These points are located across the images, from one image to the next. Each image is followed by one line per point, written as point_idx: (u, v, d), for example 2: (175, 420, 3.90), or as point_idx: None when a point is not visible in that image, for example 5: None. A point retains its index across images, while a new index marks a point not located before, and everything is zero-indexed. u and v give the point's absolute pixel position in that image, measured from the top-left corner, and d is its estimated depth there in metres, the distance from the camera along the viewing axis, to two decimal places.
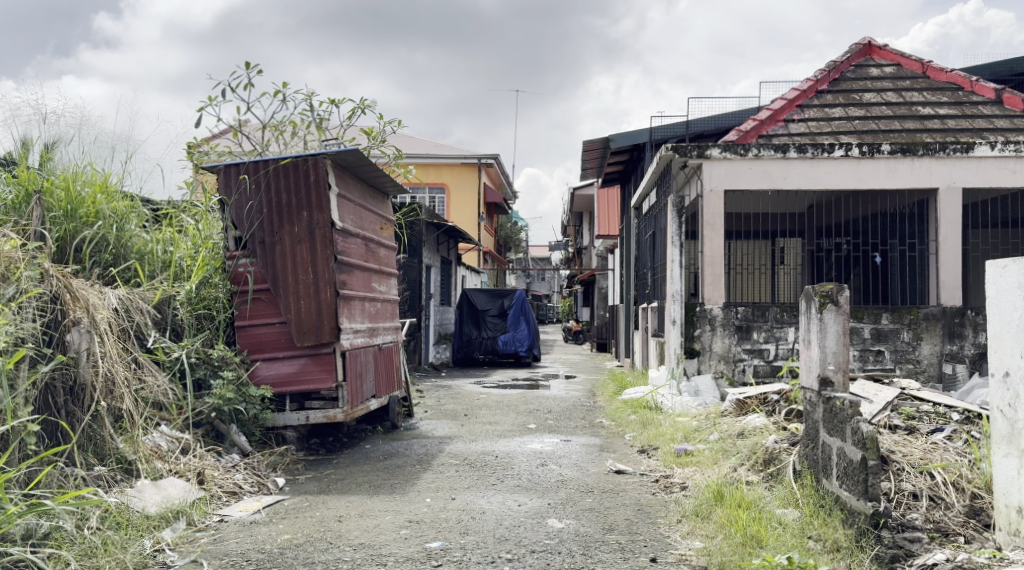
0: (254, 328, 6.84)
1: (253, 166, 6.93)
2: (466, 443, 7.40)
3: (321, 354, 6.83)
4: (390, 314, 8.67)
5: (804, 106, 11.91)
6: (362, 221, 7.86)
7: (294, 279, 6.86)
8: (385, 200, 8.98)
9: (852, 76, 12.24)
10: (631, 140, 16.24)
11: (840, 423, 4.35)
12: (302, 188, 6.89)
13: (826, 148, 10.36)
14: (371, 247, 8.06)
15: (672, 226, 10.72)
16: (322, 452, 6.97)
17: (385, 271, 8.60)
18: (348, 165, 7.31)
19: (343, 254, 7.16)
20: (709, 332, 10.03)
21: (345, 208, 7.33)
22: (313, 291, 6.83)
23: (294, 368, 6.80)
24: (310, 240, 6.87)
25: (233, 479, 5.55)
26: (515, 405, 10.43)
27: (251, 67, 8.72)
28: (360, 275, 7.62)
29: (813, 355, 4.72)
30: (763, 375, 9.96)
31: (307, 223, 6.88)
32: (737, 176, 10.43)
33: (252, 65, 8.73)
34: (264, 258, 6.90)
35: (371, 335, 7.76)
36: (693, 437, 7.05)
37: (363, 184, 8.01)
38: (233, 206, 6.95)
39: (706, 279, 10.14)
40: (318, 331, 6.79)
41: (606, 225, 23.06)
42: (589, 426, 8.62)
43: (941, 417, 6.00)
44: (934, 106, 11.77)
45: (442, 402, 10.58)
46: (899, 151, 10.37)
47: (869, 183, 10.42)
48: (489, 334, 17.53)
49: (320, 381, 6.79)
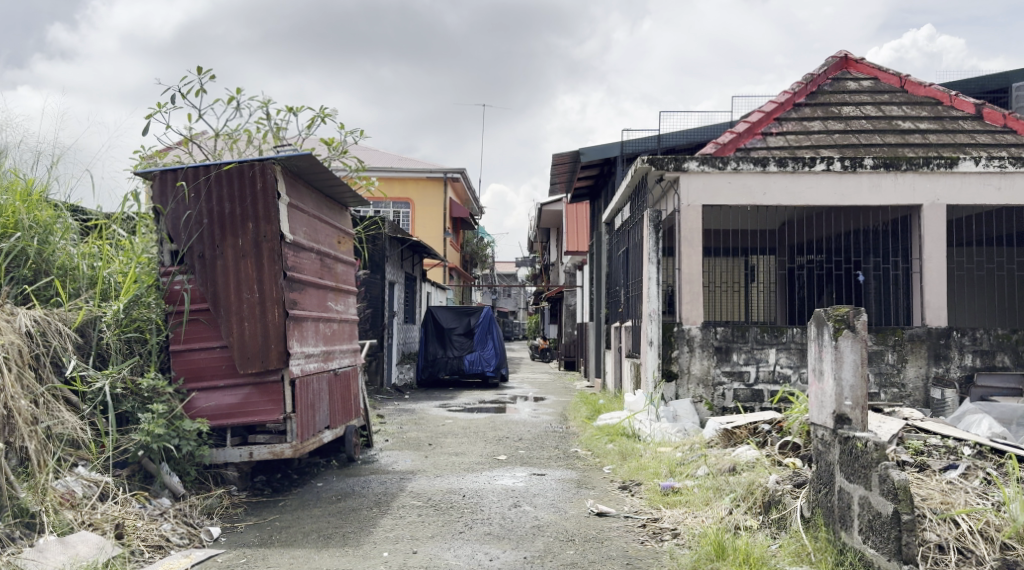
0: (192, 353, 6.11)
1: (192, 173, 6.22)
2: (429, 479, 6.72)
3: (267, 382, 6.13)
4: (347, 335, 7.97)
5: (782, 119, 11.45)
6: (317, 234, 7.18)
7: (237, 298, 6.15)
8: (343, 212, 8.31)
9: (830, 89, 11.85)
10: (602, 154, 15.73)
11: (862, 469, 3.78)
12: (247, 197, 6.20)
13: (807, 162, 9.90)
14: (326, 262, 7.37)
15: (648, 242, 10.14)
16: (267, 492, 6.24)
17: (342, 289, 7.92)
18: (300, 172, 6.64)
19: (294, 270, 6.47)
20: (687, 353, 9.46)
21: (297, 220, 6.64)
22: (259, 312, 6.13)
23: (238, 399, 6.08)
24: (256, 254, 6.18)
25: (159, 530, 4.83)
26: (482, 432, 9.75)
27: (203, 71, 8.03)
28: (313, 293, 6.93)
29: (828, 388, 4.12)
30: (743, 399, 9.38)
31: (253, 235, 6.18)
32: (716, 190, 9.92)
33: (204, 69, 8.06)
34: (204, 274, 6.18)
35: (325, 359, 7.06)
36: (677, 471, 6.43)
37: (318, 194, 7.33)
38: (170, 216, 6.22)
39: (684, 297, 9.61)
40: (264, 357, 6.10)
41: (574, 241, 22.54)
42: (563, 457, 7.96)
43: (951, 452, 5.44)
44: (915, 120, 11.34)
45: (404, 429, 9.86)
46: (882, 166, 9.94)
47: (852, 199, 9.96)
48: (454, 353, 16.82)
49: (266, 413, 6.10)
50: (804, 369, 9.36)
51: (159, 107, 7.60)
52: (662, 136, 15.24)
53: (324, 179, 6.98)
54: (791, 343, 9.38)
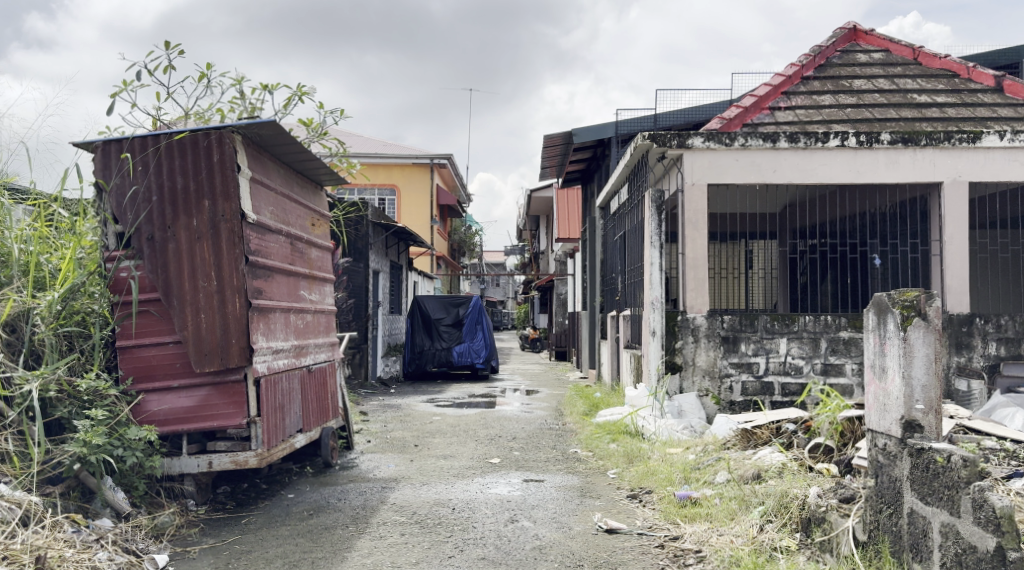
0: (141, 350, 5.37)
1: (139, 144, 5.46)
2: (414, 488, 5.97)
3: (228, 382, 5.39)
4: (323, 327, 7.22)
5: (790, 93, 10.73)
6: (286, 215, 6.42)
7: (192, 286, 5.39)
8: (319, 192, 7.54)
9: (839, 62, 11.14)
10: (596, 135, 15.02)
11: (945, 490, 3.19)
12: (202, 170, 5.43)
13: (820, 137, 9.18)
14: (298, 246, 6.61)
15: (650, 224, 9.34)
16: (230, 507, 5.51)
17: (317, 276, 7.15)
18: (265, 144, 5.90)
19: (259, 254, 5.70)
20: (692, 344, 8.73)
21: (262, 197, 5.88)
22: (217, 303, 5.38)
23: (193, 402, 5.36)
24: (213, 237, 5.41)
25: (93, 560, 4.08)
26: (472, 431, 9.00)
27: (171, 47, 6.97)
28: (283, 281, 6.17)
29: (894, 390, 3.46)
30: (752, 393, 8.63)
31: (209, 214, 5.42)
32: (722, 168, 9.19)
33: (172, 43, 6.97)
34: (153, 259, 5.41)
35: (298, 355, 6.32)
36: (692, 478, 5.70)
37: (287, 169, 6.56)
38: (114, 193, 5.45)
39: (688, 284, 8.89)
40: (224, 353, 5.35)
41: (566, 228, 21.75)
42: (561, 459, 7.22)
43: (1011, 457, 4.72)
44: (931, 94, 10.64)
45: (388, 428, 9.11)
46: (900, 141, 9.24)
47: (867, 176, 9.26)
48: (443, 345, 16.08)
49: (227, 417, 5.36)
50: (817, 359, 8.61)
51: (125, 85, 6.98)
52: (659, 116, 14.51)
53: (294, 153, 6.24)
54: (802, 333, 8.63)
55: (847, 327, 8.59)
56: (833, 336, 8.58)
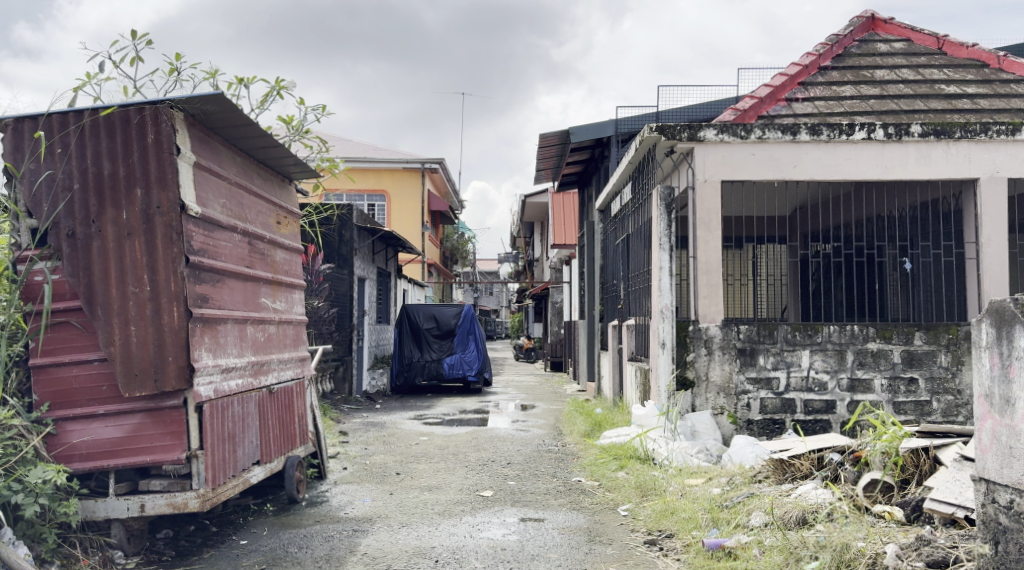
0: (60, 370, 4.45)
1: (57, 123, 4.55)
2: (391, 532, 5.04)
3: (164, 408, 4.47)
4: (290, 339, 6.30)
5: (808, 84, 9.89)
6: (243, 210, 5.51)
7: (120, 293, 4.47)
8: (285, 185, 6.62)
9: (858, 51, 10.27)
10: (595, 133, 14.16)
11: None
12: (133, 154, 4.53)
13: (845, 129, 8.26)
14: (257, 246, 5.69)
15: (658, 225, 8.28)
16: (168, 558, 4.58)
17: (283, 282, 6.22)
18: (215, 126, 5.01)
19: (204, 255, 4.78)
20: (705, 357, 7.78)
21: (210, 187, 4.96)
22: (150, 312, 4.47)
23: (122, 433, 4.45)
24: (146, 233, 4.50)
25: None
26: (463, 454, 8.05)
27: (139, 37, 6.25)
28: (237, 286, 5.25)
29: None
30: (772, 412, 7.67)
31: (142, 206, 4.51)
32: (736, 164, 8.27)
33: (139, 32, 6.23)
34: (74, 260, 4.48)
35: (255, 374, 5.39)
36: (722, 520, 4.77)
37: (244, 157, 5.64)
38: (26, 179, 4.51)
39: (701, 290, 7.93)
40: (158, 373, 4.44)
41: (562, 232, 20.79)
42: (563, 491, 6.28)
43: None
44: (960, 84, 9.79)
45: (369, 451, 8.17)
46: (932, 133, 8.29)
47: (896, 172, 8.34)
48: (433, 356, 15.13)
49: (162, 450, 4.45)
50: (843, 374, 7.68)
51: (88, 77, 6.12)
52: (661, 113, 13.67)
53: (251, 139, 5.35)
54: (826, 345, 7.71)
55: (876, 337, 7.67)
56: (860, 347, 7.67)
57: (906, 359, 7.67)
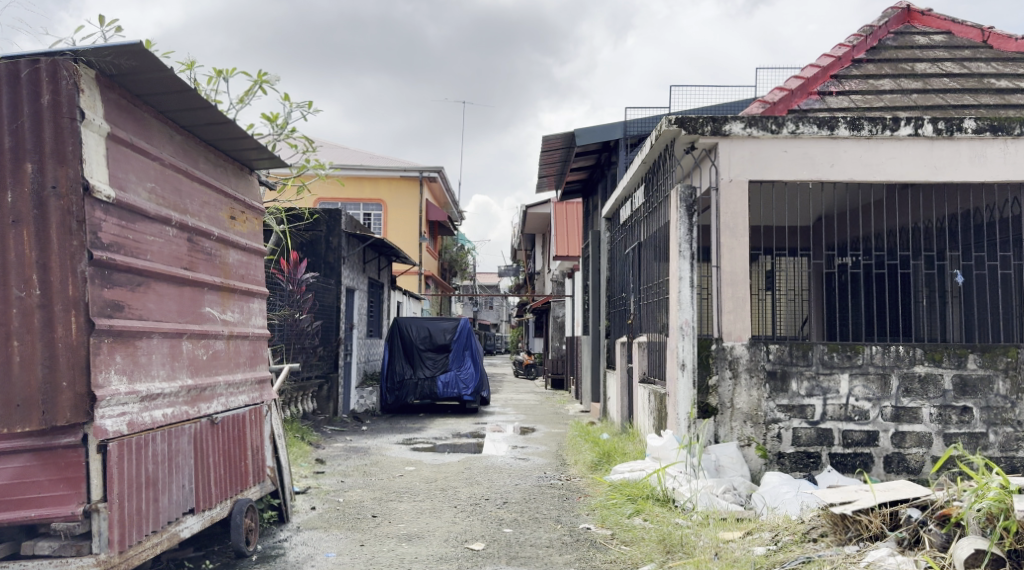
0: None
1: None
2: None
3: (57, 448, 3.45)
4: (246, 357, 5.28)
5: (841, 77, 8.89)
6: (182, 198, 4.49)
7: (2, 297, 3.47)
8: (244, 175, 5.57)
9: (894, 44, 9.26)
10: (602, 136, 13.14)
11: None
12: (23, 121, 3.52)
13: (889, 123, 6.98)
14: (199, 243, 4.66)
15: (677, 230, 7.14)
16: None
17: (236, 288, 5.17)
18: (142, 92, 4.01)
19: (120, 250, 3.77)
20: (730, 382, 6.71)
21: (130, 165, 3.94)
22: (38, 322, 3.46)
23: (3, 480, 3.45)
24: (37, 221, 3.49)
25: None
26: (453, 490, 7.00)
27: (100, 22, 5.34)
28: (169, 291, 4.23)
29: None
30: (806, 444, 6.60)
31: (33, 185, 3.50)
32: (767, 163, 7.04)
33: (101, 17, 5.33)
34: None
35: (191, 402, 4.35)
36: None
37: (184, 135, 4.60)
38: None
39: (725, 305, 6.83)
40: (48, 403, 3.43)
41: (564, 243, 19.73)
42: (569, 542, 5.25)
43: None
44: (1012, 79, 8.76)
45: (345, 484, 7.11)
46: (988, 129, 6.99)
47: (946, 173, 7.03)
48: (426, 374, 14.03)
49: (53, 502, 3.45)
50: (887, 402, 6.60)
51: None
52: None
53: (192, 112, 4.31)
54: (868, 368, 6.64)
55: (925, 360, 6.59)
56: (906, 372, 6.59)
57: (958, 386, 6.58)
